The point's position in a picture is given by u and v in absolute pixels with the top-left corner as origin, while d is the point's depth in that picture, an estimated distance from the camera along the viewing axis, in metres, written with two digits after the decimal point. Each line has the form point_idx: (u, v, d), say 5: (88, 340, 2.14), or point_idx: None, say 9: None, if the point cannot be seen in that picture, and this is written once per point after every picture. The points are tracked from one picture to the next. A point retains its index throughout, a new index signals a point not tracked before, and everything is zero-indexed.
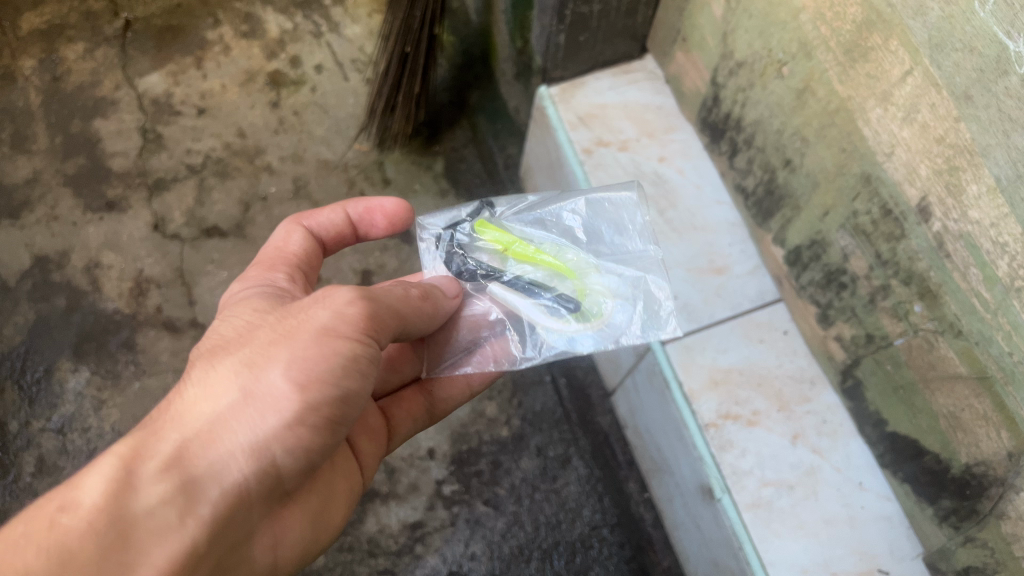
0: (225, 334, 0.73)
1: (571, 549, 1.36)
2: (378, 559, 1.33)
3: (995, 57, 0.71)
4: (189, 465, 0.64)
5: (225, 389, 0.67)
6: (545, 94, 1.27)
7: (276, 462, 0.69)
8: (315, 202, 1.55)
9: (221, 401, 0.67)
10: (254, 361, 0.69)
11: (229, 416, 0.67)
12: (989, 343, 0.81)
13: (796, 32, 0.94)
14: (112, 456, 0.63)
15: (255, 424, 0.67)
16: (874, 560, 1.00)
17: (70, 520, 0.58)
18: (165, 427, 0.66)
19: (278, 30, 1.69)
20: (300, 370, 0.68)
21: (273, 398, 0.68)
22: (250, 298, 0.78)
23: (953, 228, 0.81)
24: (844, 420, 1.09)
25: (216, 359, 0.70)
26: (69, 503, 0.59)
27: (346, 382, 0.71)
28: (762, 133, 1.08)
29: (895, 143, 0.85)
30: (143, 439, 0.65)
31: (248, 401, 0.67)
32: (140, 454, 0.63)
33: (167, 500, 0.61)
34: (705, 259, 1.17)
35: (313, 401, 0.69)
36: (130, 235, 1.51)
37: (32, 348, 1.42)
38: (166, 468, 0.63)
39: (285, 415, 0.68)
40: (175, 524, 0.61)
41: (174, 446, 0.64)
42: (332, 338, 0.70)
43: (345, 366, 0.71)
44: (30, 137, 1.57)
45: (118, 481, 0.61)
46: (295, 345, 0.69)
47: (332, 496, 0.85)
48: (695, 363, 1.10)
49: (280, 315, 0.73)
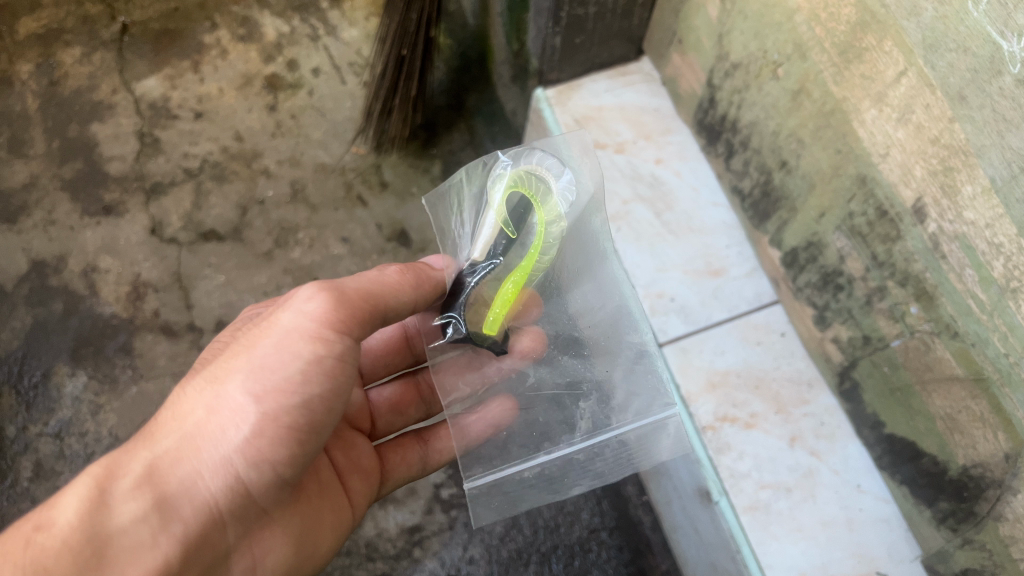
0: (208, 357, 0.81)
1: (570, 552, 1.35)
2: (376, 563, 1.33)
3: (989, 57, 0.71)
4: (157, 480, 0.70)
5: (192, 407, 0.73)
6: (542, 97, 1.29)
7: (241, 473, 0.73)
8: (312, 205, 1.55)
9: (188, 418, 0.73)
10: (216, 376, 0.74)
11: (194, 432, 0.72)
12: (986, 344, 0.81)
13: (791, 33, 0.94)
14: (88, 476, 0.70)
15: (217, 438, 0.72)
16: (873, 563, 1.00)
17: (43, 539, 0.66)
18: (138, 446, 0.73)
19: (276, 34, 1.70)
20: (257, 381, 0.72)
21: (235, 410, 0.72)
22: (237, 325, 0.87)
23: (949, 229, 0.80)
24: (842, 423, 1.08)
25: (190, 380, 0.77)
26: (43, 522, 0.67)
27: (308, 389, 0.74)
28: (758, 134, 1.08)
29: (890, 144, 0.85)
30: (117, 458, 0.71)
31: (212, 416, 0.73)
32: (112, 473, 0.70)
33: (133, 516, 0.68)
34: (702, 261, 1.17)
35: (272, 410, 0.72)
36: (128, 239, 1.51)
37: (30, 353, 1.42)
38: (134, 485, 0.69)
39: (246, 425, 0.72)
40: (137, 534, 0.67)
41: (142, 465, 0.71)
42: (293, 345, 0.73)
43: (304, 374, 0.73)
44: (27, 142, 1.57)
45: (89, 501, 0.68)
46: (255, 355, 0.73)
47: (319, 523, 0.88)
48: (692, 365, 1.10)
49: (249, 331, 0.78)
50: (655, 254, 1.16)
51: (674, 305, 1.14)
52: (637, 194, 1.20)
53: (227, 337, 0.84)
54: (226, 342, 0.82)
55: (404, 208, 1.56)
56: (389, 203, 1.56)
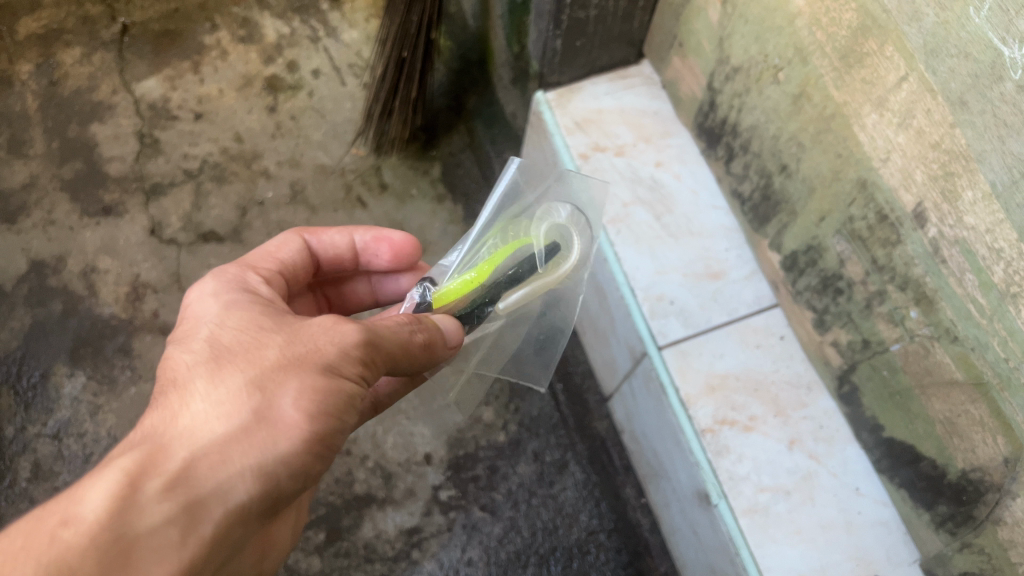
0: (225, 345, 0.70)
1: (569, 554, 1.36)
2: (375, 565, 1.33)
3: (990, 62, 0.71)
4: (198, 484, 0.59)
5: (232, 408, 0.64)
6: (542, 99, 1.28)
7: (278, 488, 0.65)
8: (312, 207, 1.55)
9: (228, 420, 0.63)
10: (262, 383, 0.66)
11: (236, 437, 0.63)
12: (986, 348, 0.81)
13: (792, 37, 0.94)
14: (116, 468, 0.57)
15: (262, 447, 0.64)
16: (872, 566, 1.00)
17: (71, 535, 0.52)
18: (169, 442, 0.61)
19: (276, 35, 1.70)
20: (309, 401, 0.67)
21: (282, 426, 0.65)
22: (246, 309, 0.75)
23: (949, 234, 0.81)
24: (841, 426, 1.09)
25: (220, 373, 0.67)
26: (71, 515, 0.53)
27: (344, 416, 0.70)
28: (758, 138, 1.08)
29: (891, 148, 0.85)
30: (148, 454, 0.60)
31: (259, 424, 0.64)
32: (146, 468, 0.58)
33: (174, 521, 0.56)
34: (702, 264, 1.17)
35: (316, 431, 0.67)
36: (127, 239, 1.51)
37: (29, 353, 1.42)
38: (172, 486, 0.58)
39: (294, 443, 0.66)
40: (176, 544, 0.56)
41: (181, 463, 0.60)
42: (337, 375, 0.69)
43: (344, 403, 0.70)
44: (27, 142, 1.57)
45: (121, 496, 0.55)
46: (307, 374, 0.68)
47: (291, 519, 0.88)
48: (691, 368, 1.10)
49: (290, 336, 0.71)
50: (654, 256, 1.16)
51: (674, 308, 1.13)
52: (637, 197, 1.20)
53: (241, 326, 0.73)
54: (248, 334, 0.71)
55: (403, 210, 1.57)
56: (388, 205, 1.57)
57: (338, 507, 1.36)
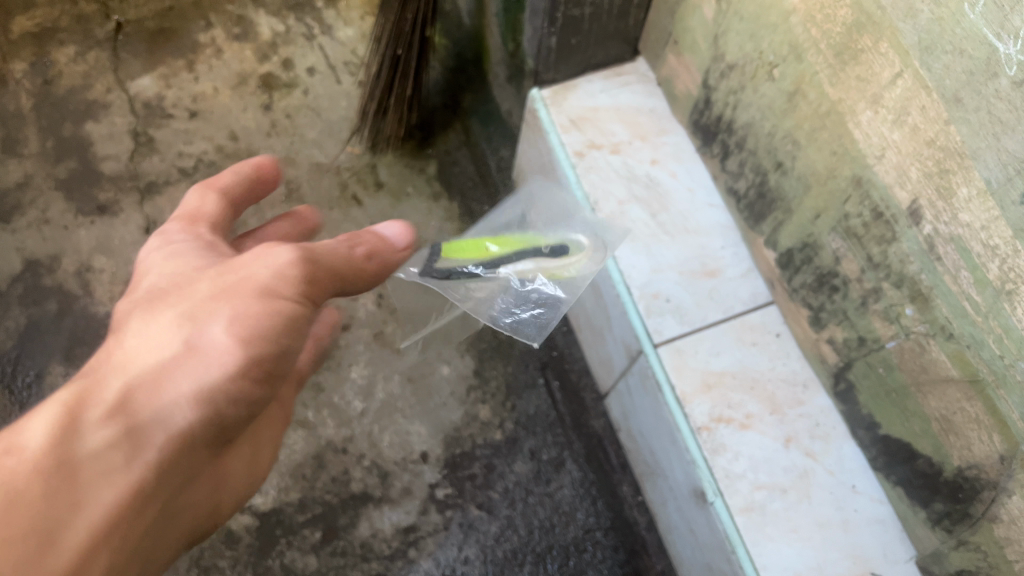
0: (165, 283, 0.68)
1: (565, 552, 1.35)
2: (371, 563, 1.32)
3: (985, 58, 0.71)
4: (136, 411, 0.58)
5: (168, 338, 0.62)
6: (537, 97, 1.27)
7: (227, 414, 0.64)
8: (307, 205, 1.55)
9: (164, 349, 0.61)
10: (199, 311, 0.63)
11: (173, 363, 0.60)
12: (981, 345, 0.81)
13: (787, 34, 0.94)
14: (53, 400, 0.56)
15: (200, 374, 0.61)
16: (869, 564, 1.00)
17: (11, 463, 0.52)
18: (105, 373, 0.59)
19: (271, 33, 1.69)
20: (247, 326, 0.63)
21: (219, 352, 0.62)
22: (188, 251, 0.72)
23: (944, 231, 0.80)
24: (837, 424, 1.09)
25: (158, 307, 0.64)
26: (8, 445, 0.52)
27: (293, 342, 0.67)
28: (753, 135, 1.08)
29: (886, 145, 0.85)
30: (84, 385, 0.58)
31: (191, 351, 0.62)
32: (82, 399, 0.57)
33: (114, 445, 0.56)
34: (697, 262, 1.17)
35: (259, 357, 0.64)
36: (122, 238, 1.50)
37: (23, 353, 1.41)
38: (109, 414, 0.56)
39: (235, 368, 0.63)
40: (121, 467, 0.56)
41: (117, 392, 0.58)
42: (274, 299, 0.64)
43: (288, 328, 0.65)
44: (21, 141, 1.56)
45: (60, 423, 0.54)
46: (242, 299, 0.63)
47: (260, 442, 0.89)
48: (687, 365, 1.10)
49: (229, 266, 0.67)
50: (650, 254, 1.16)
51: (669, 306, 1.13)
52: (632, 194, 1.20)
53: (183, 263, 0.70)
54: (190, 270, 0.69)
55: (399, 208, 1.56)
56: (384, 203, 1.56)
57: (335, 506, 1.35)
